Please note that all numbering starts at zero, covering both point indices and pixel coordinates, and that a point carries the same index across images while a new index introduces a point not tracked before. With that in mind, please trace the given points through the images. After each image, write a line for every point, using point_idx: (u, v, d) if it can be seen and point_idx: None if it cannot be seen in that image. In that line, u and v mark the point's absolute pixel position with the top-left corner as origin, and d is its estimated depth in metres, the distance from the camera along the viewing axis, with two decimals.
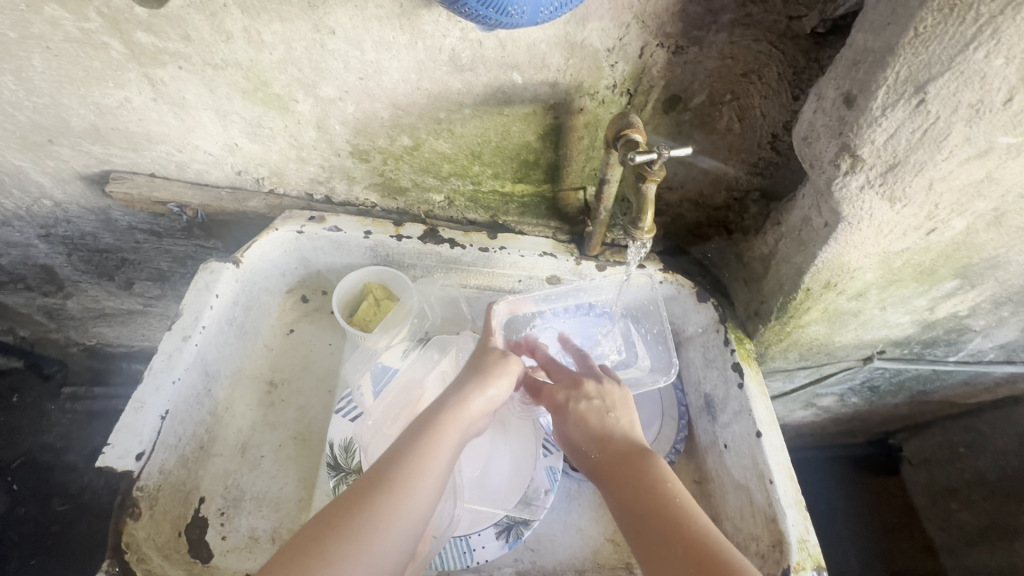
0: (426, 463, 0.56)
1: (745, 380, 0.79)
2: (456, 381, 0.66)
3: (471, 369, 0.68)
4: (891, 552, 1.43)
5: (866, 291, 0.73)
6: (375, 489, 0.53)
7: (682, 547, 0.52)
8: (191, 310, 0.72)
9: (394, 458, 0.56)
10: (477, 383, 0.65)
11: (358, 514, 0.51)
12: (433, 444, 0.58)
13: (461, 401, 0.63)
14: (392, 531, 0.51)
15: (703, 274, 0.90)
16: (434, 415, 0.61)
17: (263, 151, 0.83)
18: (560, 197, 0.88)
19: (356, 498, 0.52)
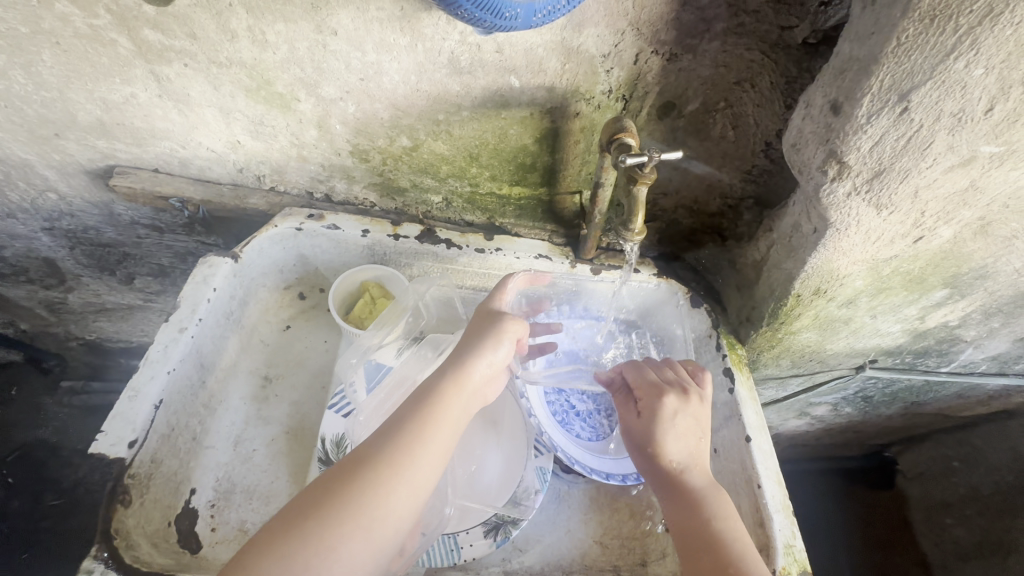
0: (426, 429, 0.60)
1: (736, 385, 0.80)
2: (456, 350, 0.69)
3: (470, 335, 0.70)
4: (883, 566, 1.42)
5: (857, 298, 0.73)
6: (374, 458, 0.57)
7: None
8: (189, 302, 0.73)
9: (396, 426, 0.60)
10: (474, 348, 0.68)
11: (360, 482, 0.55)
12: (433, 411, 0.61)
13: (459, 369, 0.66)
14: (391, 497, 0.55)
15: (697, 280, 0.92)
16: (435, 384, 0.64)
17: (265, 149, 0.84)
18: (557, 200, 0.89)
19: (359, 465, 0.56)
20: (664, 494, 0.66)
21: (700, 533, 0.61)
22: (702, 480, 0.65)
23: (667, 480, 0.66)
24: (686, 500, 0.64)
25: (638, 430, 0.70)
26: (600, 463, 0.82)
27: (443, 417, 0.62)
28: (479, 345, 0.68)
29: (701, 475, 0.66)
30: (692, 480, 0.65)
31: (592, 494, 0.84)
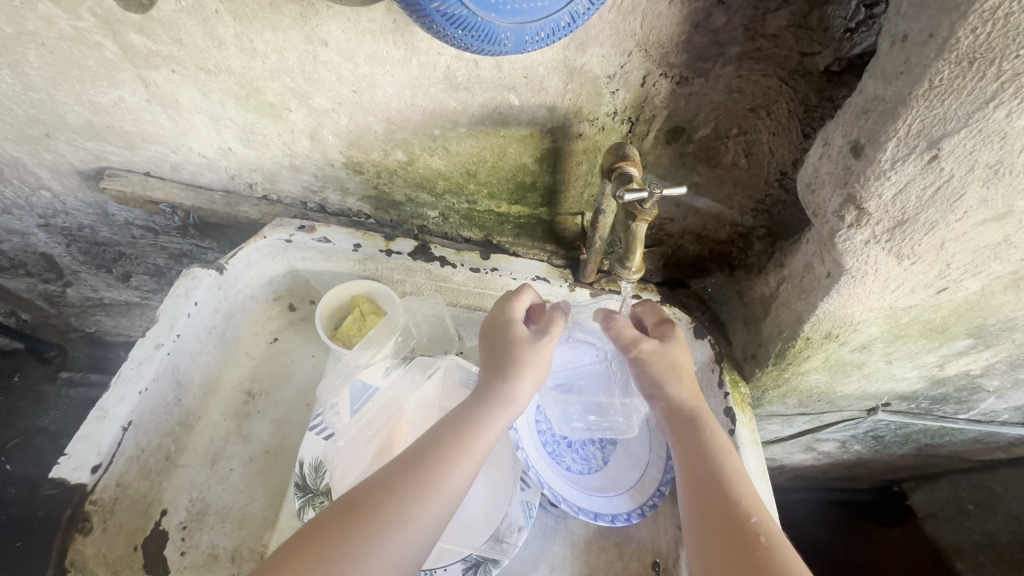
0: (456, 465, 0.58)
1: (737, 427, 0.75)
2: (493, 372, 0.66)
3: (505, 356, 0.67)
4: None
5: (871, 343, 0.68)
6: (400, 490, 0.55)
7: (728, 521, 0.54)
8: (167, 317, 0.71)
9: (423, 456, 0.58)
10: (509, 375, 0.65)
11: (386, 512, 0.53)
12: (464, 441, 0.59)
13: (493, 397, 0.64)
14: (417, 530, 0.54)
15: (702, 309, 0.87)
16: (471, 417, 0.62)
17: (257, 157, 0.82)
18: (558, 220, 0.85)
19: (382, 497, 0.54)
20: (673, 430, 0.65)
21: (707, 463, 0.59)
22: (712, 421, 0.65)
23: (679, 417, 0.65)
24: (695, 436, 0.63)
25: (653, 355, 0.69)
26: (590, 502, 0.78)
27: (475, 450, 0.60)
28: (516, 368, 0.66)
29: (710, 416, 0.66)
30: (702, 420, 0.65)
31: (582, 531, 0.80)
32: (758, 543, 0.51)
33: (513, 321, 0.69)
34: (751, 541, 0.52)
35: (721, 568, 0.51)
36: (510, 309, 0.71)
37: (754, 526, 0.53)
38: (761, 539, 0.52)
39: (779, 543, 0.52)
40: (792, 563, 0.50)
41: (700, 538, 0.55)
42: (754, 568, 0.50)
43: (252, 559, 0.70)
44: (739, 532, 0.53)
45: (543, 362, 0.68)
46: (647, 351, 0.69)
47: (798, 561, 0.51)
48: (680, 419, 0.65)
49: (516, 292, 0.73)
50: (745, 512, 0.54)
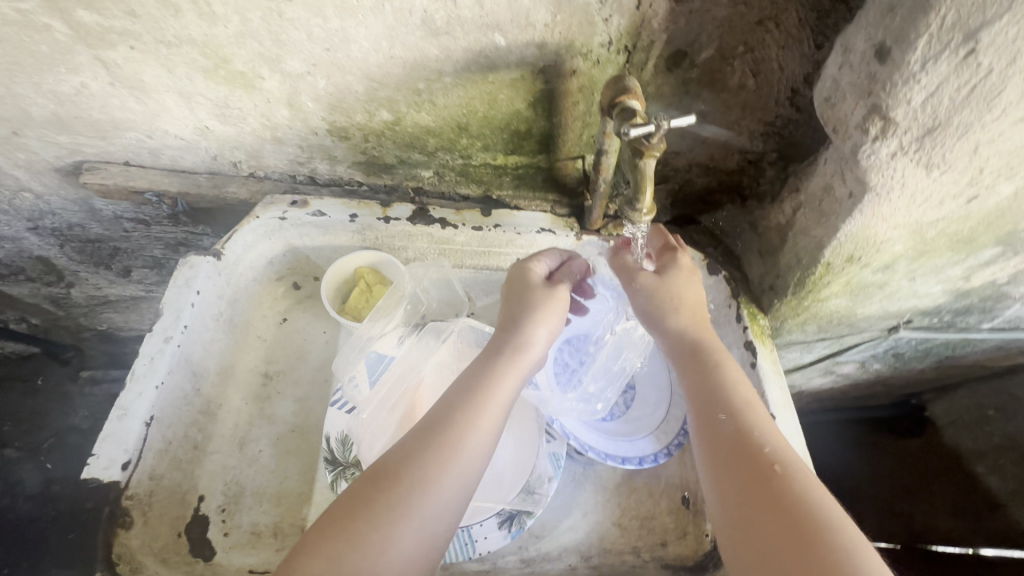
0: (477, 420, 0.57)
1: (759, 360, 0.75)
2: (506, 328, 0.67)
3: (520, 310, 0.68)
4: (920, 522, 1.37)
5: (894, 263, 0.66)
6: (421, 452, 0.54)
7: (738, 450, 0.54)
8: (172, 309, 0.70)
9: (445, 415, 0.57)
10: (524, 330, 0.66)
11: (410, 474, 0.53)
12: (485, 394, 0.60)
13: (509, 349, 0.65)
14: (443, 491, 0.53)
15: (714, 245, 0.85)
16: (488, 373, 0.62)
17: (236, 133, 0.78)
18: (557, 167, 0.82)
19: (400, 465, 0.54)
20: (678, 365, 0.64)
21: (715, 398, 0.58)
22: (718, 351, 0.64)
23: (682, 350, 0.65)
24: (700, 371, 0.61)
25: (652, 287, 0.69)
26: (616, 447, 0.79)
27: (495, 402, 0.59)
28: (531, 319, 0.67)
29: (716, 344, 0.65)
30: (709, 352, 0.64)
31: (611, 476, 0.81)
32: (774, 471, 0.51)
33: (523, 275, 0.71)
34: (764, 471, 0.51)
35: (735, 498, 0.51)
36: (519, 265, 0.72)
37: (767, 455, 0.52)
38: (775, 467, 0.51)
39: (794, 468, 0.51)
40: (808, 487, 0.49)
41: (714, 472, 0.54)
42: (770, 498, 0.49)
43: (293, 533, 0.72)
44: (751, 459, 0.52)
45: (557, 310, 0.69)
46: (644, 283, 0.70)
47: (815, 486, 0.50)
48: (685, 352, 0.64)
49: (534, 253, 0.74)
50: (757, 441, 0.53)
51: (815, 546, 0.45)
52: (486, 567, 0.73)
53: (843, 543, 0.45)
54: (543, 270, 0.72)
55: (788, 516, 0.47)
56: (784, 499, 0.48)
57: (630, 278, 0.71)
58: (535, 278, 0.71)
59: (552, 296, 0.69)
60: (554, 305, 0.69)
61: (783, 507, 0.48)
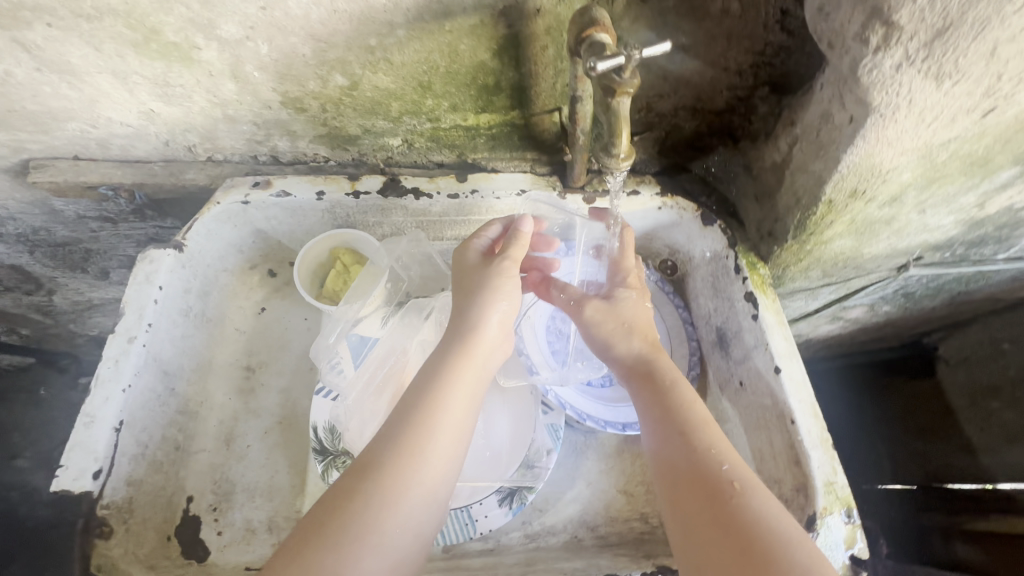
0: (433, 431, 0.53)
1: (761, 311, 0.71)
2: (461, 317, 0.62)
3: (467, 296, 0.63)
4: (938, 463, 1.30)
5: (902, 194, 0.61)
6: (375, 467, 0.51)
7: (692, 471, 0.52)
8: (133, 308, 0.65)
9: (397, 426, 0.54)
10: (478, 318, 0.61)
11: (362, 495, 0.49)
12: (439, 393, 0.56)
13: (458, 339, 0.60)
14: (403, 506, 0.50)
15: (707, 193, 0.80)
16: (445, 374, 0.57)
17: (184, 114, 0.72)
18: (533, 122, 0.76)
19: (356, 489, 0.50)
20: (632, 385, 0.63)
21: (669, 417, 0.57)
22: (672, 369, 0.61)
23: (637, 373, 0.62)
24: (655, 389, 0.60)
25: (602, 313, 0.66)
26: (616, 414, 0.76)
27: (446, 404, 0.55)
28: (479, 302, 0.62)
29: (669, 364, 0.62)
30: (662, 372, 0.61)
31: (614, 443, 0.78)
32: (733, 491, 0.49)
33: (472, 260, 0.65)
34: (725, 491, 0.49)
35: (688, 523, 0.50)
36: (468, 246, 0.67)
37: (725, 475, 0.51)
38: (735, 486, 0.50)
39: (750, 486, 0.50)
40: (767, 508, 0.48)
41: (672, 501, 0.52)
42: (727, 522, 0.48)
43: (289, 526, 0.70)
44: (706, 481, 0.51)
45: (508, 288, 0.63)
46: (592, 314, 0.66)
47: (774, 504, 0.49)
48: (638, 374, 0.62)
49: (483, 228, 0.68)
50: (717, 461, 0.52)
51: (771, 573, 0.44)
52: (490, 546, 0.71)
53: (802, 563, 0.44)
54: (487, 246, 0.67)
55: (746, 543, 0.46)
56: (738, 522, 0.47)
57: (578, 309, 0.67)
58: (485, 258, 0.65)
59: (502, 271, 0.63)
60: (504, 284, 0.63)
61: (737, 531, 0.47)
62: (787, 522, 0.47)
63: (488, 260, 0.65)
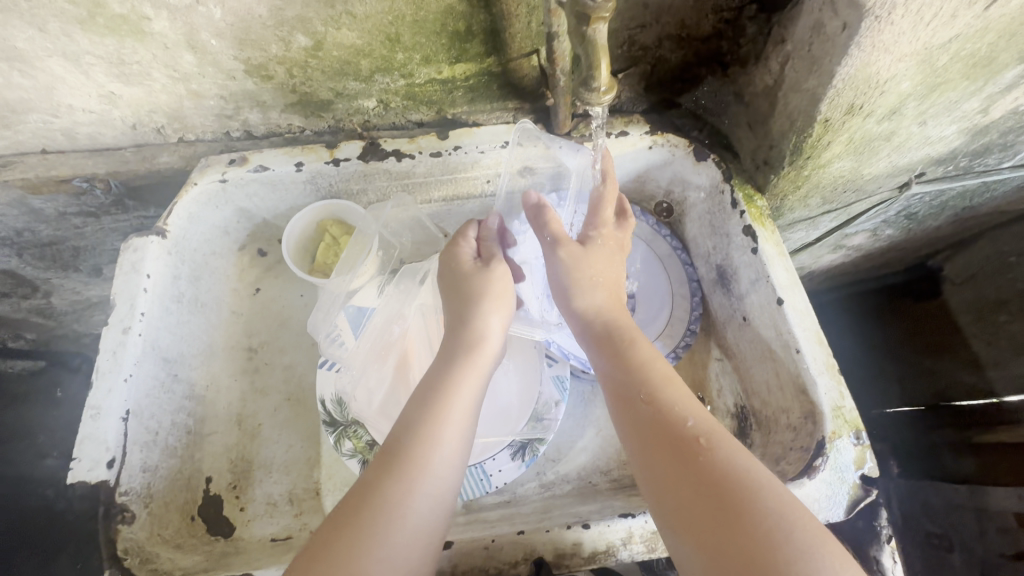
0: (435, 427, 0.54)
1: (760, 244, 0.70)
2: (455, 320, 0.64)
3: (461, 304, 0.65)
4: (945, 381, 1.28)
5: (901, 106, 0.58)
6: (380, 472, 0.51)
7: (654, 430, 0.51)
8: (124, 298, 0.64)
9: (403, 435, 0.54)
10: (472, 318, 0.63)
11: (371, 500, 0.50)
12: (437, 393, 0.57)
13: (457, 343, 0.62)
14: (412, 505, 0.50)
15: (698, 127, 0.77)
16: (439, 372, 0.59)
17: (147, 94, 0.69)
18: (511, 68, 0.72)
19: (364, 495, 0.50)
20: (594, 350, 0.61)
21: (632, 380, 0.55)
22: (632, 328, 0.61)
23: (597, 334, 0.61)
24: (616, 351, 0.58)
25: (575, 257, 0.64)
26: None
27: (455, 410, 0.55)
28: (476, 307, 0.64)
29: (630, 323, 0.61)
30: (620, 332, 0.60)
31: None
32: (699, 446, 0.48)
33: (453, 269, 0.68)
34: (689, 447, 0.49)
35: (659, 482, 0.49)
36: (449, 257, 0.69)
37: (692, 430, 0.50)
38: (700, 441, 0.49)
39: (717, 437, 0.49)
40: (735, 459, 0.47)
41: (641, 465, 0.51)
42: (694, 480, 0.47)
43: (309, 496, 0.72)
44: (672, 437, 0.50)
45: (502, 297, 0.66)
46: (565, 257, 0.64)
47: (740, 453, 0.48)
48: (601, 335, 0.61)
49: (455, 237, 0.71)
50: (680, 418, 0.51)
51: (741, 518, 0.43)
52: (506, 498, 0.72)
53: (772, 509, 0.44)
54: (472, 252, 0.69)
55: (714, 499, 0.45)
56: (706, 474, 0.46)
57: (552, 249, 0.64)
58: (467, 264, 0.67)
59: (495, 277, 0.66)
60: (501, 290, 0.66)
61: (709, 484, 0.46)
62: (756, 470, 0.46)
63: (482, 269, 0.67)
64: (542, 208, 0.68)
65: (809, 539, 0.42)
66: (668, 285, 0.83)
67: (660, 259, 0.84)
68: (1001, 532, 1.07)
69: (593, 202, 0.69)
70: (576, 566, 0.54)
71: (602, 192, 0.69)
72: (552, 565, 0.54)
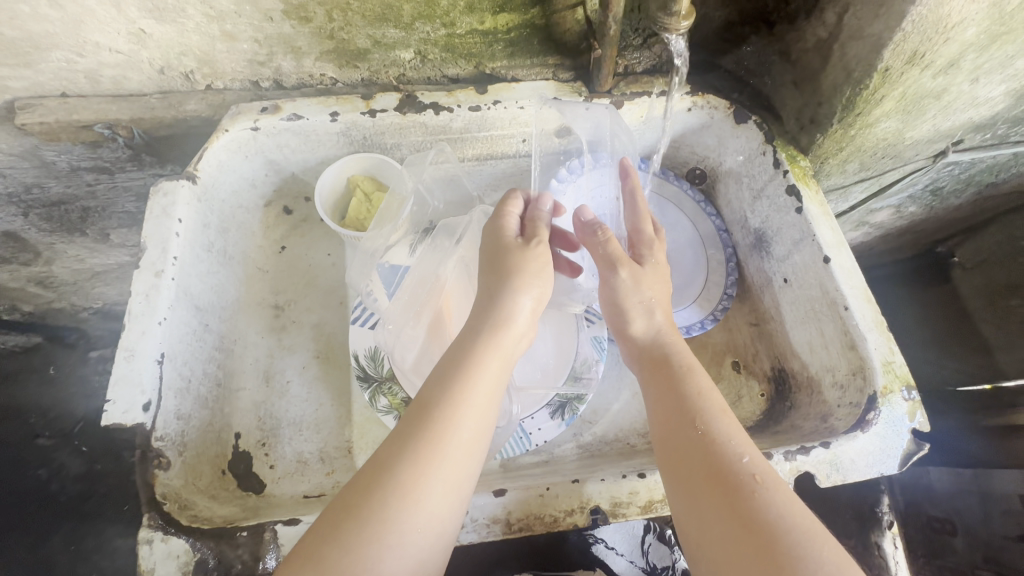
0: (458, 422, 0.50)
1: (805, 204, 0.69)
2: (486, 298, 0.60)
3: (495, 281, 0.60)
4: (954, 367, 1.24)
5: (961, 57, 0.58)
6: (398, 459, 0.48)
7: (707, 459, 0.49)
8: (155, 241, 0.62)
9: (423, 422, 0.50)
10: (505, 299, 0.59)
11: (386, 486, 0.47)
12: (467, 388, 0.52)
13: (488, 328, 0.57)
14: (426, 503, 0.47)
15: (740, 89, 0.76)
16: (469, 359, 0.55)
17: (179, 34, 0.67)
18: (555, 20, 0.71)
19: (380, 480, 0.47)
20: (644, 373, 0.60)
21: (687, 407, 0.53)
22: (686, 356, 0.59)
23: (651, 358, 0.60)
24: (669, 378, 0.57)
25: (630, 281, 0.62)
26: None
27: (478, 403, 0.52)
28: (511, 288, 0.59)
29: (683, 349, 0.60)
30: (677, 359, 0.59)
31: None
32: (755, 484, 0.47)
33: (494, 243, 0.64)
34: (744, 482, 0.47)
35: (703, 509, 0.47)
36: (491, 228, 0.65)
37: (747, 467, 0.48)
38: (757, 480, 0.47)
39: (774, 481, 0.47)
40: (789, 504, 0.46)
41: (684, 490, 0.50)
42: (743, 515, 0.45)
43: (341, 454, 0.70)
44: (726, 471, 0.48)
45: (540, 275, 0.61)
46: (624, 279, 0.62)
47: (793, 498, 0.47)
48: (653, 360, 0.60)
49: (499, 207, 0.67)
50: (736, 453, 0.49)
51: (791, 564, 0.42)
52: (543, 459, 0.71)
53: (826, 559, 0.42)
54: (515, 226, 0.65)
55: (763, 539, 0.43)
56: (758, 513, 0.45)
57: (610, 269, 0.62)
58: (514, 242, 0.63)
59: (533, 255, 0.62)
60: (538, 270, 0.61)
61: (759, 523, 0.44)
62: (811, 520, 0.45)
63: (519, 243, 0.63)
64: (596, 224, 0.64)
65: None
66: (705, 253, 0.82)
67: (695, 225, 0.83)
68: (1005, 516, 0.94)
69: (632, 222, 0.67)
70: (632, 516, 0.55)
71: (637, 213, 0.67)
72: (608, 513, 0.55)
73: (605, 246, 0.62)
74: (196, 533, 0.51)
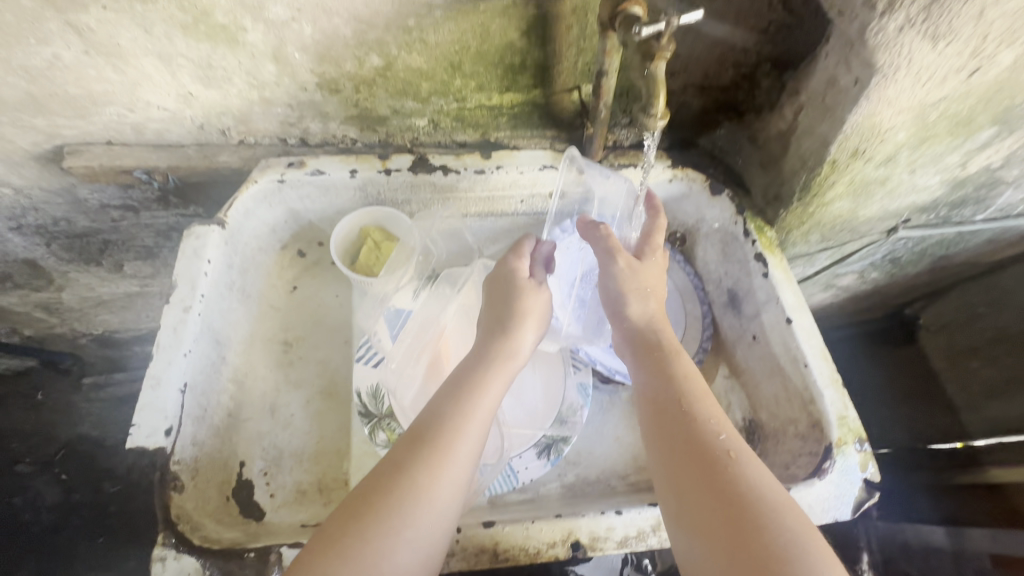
0: (464, 422, 0.57)
1: (770, 269, 0.78)
2: (491, 320, 0.67)
3: (499, 309, 0.67)
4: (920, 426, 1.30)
5: (896, 154, 0.68)
6: (411, 453, 0.54)
7: (687, 436, 0.55)
8: (186, 280, 0.68)
9: (433, 422, 0.56)
10: (508, 325, 0.66)
11: (400, 480, 0.52)
12: (472, 394, 0.59)
13: (493, 348, 0.64)
14: (436, 490, 0.52)
15: (714, 165, 0.86)
16: (475, 370, 0.62)
17: (222, 98, 0.76)
18: (553, 101, 0.81)
19: (395, 475, 0.53)
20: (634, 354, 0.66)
21: (670, 389, 0.59)
22: (672, 342, 0.65)
23: (641, 340, 0.66)
24: (656, 359, 0.63)
25: (631, 270, 0.68)
26: None
27: (483, 407, 0.59)
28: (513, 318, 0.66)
29: (671, 335, 0.66)
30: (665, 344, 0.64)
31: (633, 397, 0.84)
32: (729, 458, 0.53)
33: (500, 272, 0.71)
34: (719, 455, 0.53)
35: (684, 480, 0.53)
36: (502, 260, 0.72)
37: (723, 443, 0.54)
38: (730, 454, 0.53)
39: (746, 455, 0.53)
40: (760, 478, 0.51)
41: (667, 462, 0.55)
42: (720, 487, 0.51)
43: (337, 486, 0.74)
44: (704, 447, 0.54)
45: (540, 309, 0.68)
46: (623, 266, 0.68)
47: (763, 472, 0.52)
48: (643, 342, 0.65)
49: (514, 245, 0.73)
50: (712, 430, 0.55)
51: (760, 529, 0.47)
52: (528, 497, 0.75)
53: (791, 526, 0.48)
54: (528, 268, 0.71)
55: (736, 508, 0.49)
56: (731, 483, 0.51)
57: (610, 256, 0.68)
58: (510, 271, 0.70)
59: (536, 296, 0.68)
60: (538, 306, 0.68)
61: (732, 494, 0.50)
62: (778, 490, 0.51)
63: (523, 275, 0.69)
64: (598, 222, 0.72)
65: (818, 552, 0.46)
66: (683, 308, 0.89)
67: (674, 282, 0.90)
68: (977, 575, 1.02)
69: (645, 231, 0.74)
70: (609, 549, 0.59)
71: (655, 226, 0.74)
72: (586, 547, 0.59)
73: (607, 239, 0.69)
74: (206, 552, 0.55)
